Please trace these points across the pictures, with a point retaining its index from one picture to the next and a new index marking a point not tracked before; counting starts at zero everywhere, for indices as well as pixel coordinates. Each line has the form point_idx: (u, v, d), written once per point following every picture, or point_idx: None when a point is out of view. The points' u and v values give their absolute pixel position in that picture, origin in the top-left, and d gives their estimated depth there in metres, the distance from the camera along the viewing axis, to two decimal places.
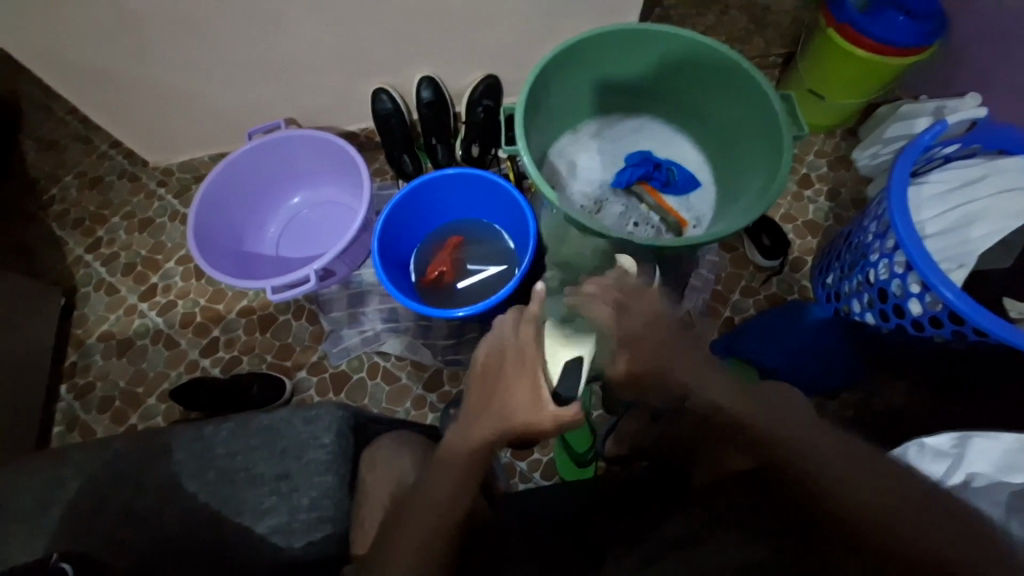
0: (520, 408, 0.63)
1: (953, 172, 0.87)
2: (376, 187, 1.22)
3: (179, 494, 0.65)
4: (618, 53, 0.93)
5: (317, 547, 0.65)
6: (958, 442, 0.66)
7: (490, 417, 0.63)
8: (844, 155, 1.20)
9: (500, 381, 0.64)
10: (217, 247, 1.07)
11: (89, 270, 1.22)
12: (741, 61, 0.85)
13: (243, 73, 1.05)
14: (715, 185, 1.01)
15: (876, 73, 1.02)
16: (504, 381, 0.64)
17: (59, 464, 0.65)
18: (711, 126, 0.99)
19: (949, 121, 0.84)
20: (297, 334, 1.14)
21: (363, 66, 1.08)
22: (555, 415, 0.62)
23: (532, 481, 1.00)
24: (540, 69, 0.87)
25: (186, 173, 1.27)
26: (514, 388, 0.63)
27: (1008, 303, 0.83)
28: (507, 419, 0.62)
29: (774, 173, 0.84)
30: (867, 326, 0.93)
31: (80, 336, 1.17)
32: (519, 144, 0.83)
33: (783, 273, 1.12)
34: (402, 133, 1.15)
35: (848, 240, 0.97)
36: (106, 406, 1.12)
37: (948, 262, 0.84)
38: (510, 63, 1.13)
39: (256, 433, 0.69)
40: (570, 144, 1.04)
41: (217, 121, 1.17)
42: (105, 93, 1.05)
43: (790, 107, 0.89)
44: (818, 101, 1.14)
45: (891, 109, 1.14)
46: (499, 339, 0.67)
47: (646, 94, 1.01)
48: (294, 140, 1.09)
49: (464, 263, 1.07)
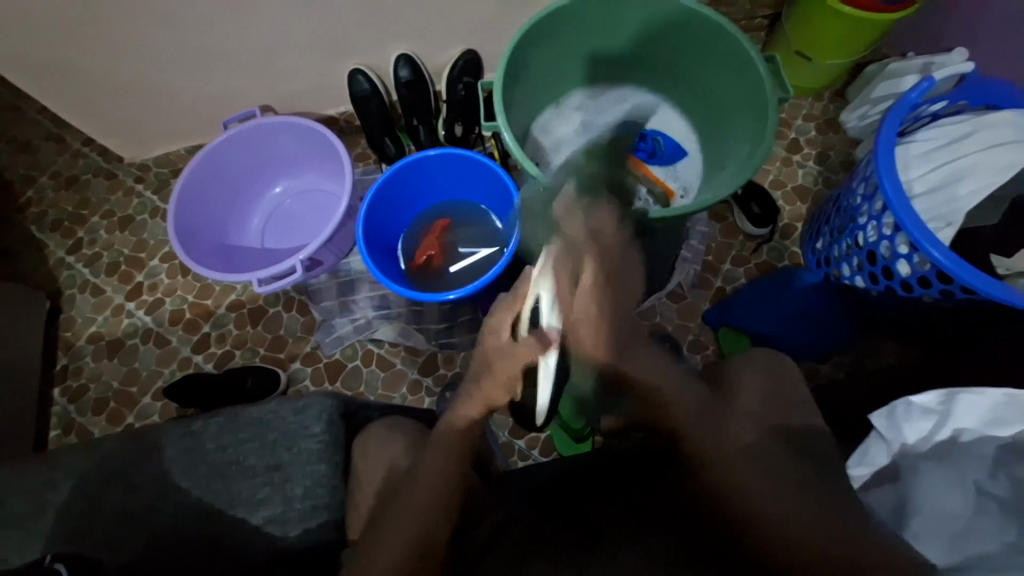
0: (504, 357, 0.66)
1: (940, 130, 0.86)
2: (359, 172, 1.20)
3: (175, 489, 0.65)
4: (597, 23, 0.90)
5: (313, 534, 0.66)
6: (945, 398, 0.66)
7: (479, 387, 0.67)
8: (834, 117, 1.18)
9: (484, 354, 0.69)
10: (201, 243, 1.05)
11: (72, 271, 1.20)
12: (722, 22, 0.83)
13: (211, 61, 1.01)
14: (702, 153, 0.99)
15: (863, 30, 0.99)
16: (489, 355, 0.68)
17: (52, 467, 0.64)
18: (695, 93, 0.97)
19: (937, 78, 0.82)
20: (289, 326, 1.14)
21: (336, 47, 1.05)
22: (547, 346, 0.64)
23: (531, 458, 1.01)
24: (516, 40, 0.84)
25: (162, 168, 1.24)
26: (495, 358, 0.67)
27: (995, 259, 0.83)
28: (500, 386, 0.66)
29: (758, 139, 0.83)
30: (857, 290, 0.93)
31: (69, 339, 1.16)
32: (498, 121, 0.81)
33: (773, 241, 1.12)
34: (382, 115, 1.12)
35: (837, 203, 0.96)
36: (101, 407, 1.12)
37: (936, 221, 0.84)
38: (488, 36, 1.10)
39: (246, 425, 0.69)
40: (553, 118, 1.02)
41: (190, 112, 1.14)
42: (71, 91, 1.01)
43: (774, 68, 0.87)
44: (806, 63, 1.12)
45: (879, 67, 1.11)
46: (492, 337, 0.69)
47: (628, 62, 0.98)
48: (269, 127, 1.05)
49: (453, 246, 1.06)
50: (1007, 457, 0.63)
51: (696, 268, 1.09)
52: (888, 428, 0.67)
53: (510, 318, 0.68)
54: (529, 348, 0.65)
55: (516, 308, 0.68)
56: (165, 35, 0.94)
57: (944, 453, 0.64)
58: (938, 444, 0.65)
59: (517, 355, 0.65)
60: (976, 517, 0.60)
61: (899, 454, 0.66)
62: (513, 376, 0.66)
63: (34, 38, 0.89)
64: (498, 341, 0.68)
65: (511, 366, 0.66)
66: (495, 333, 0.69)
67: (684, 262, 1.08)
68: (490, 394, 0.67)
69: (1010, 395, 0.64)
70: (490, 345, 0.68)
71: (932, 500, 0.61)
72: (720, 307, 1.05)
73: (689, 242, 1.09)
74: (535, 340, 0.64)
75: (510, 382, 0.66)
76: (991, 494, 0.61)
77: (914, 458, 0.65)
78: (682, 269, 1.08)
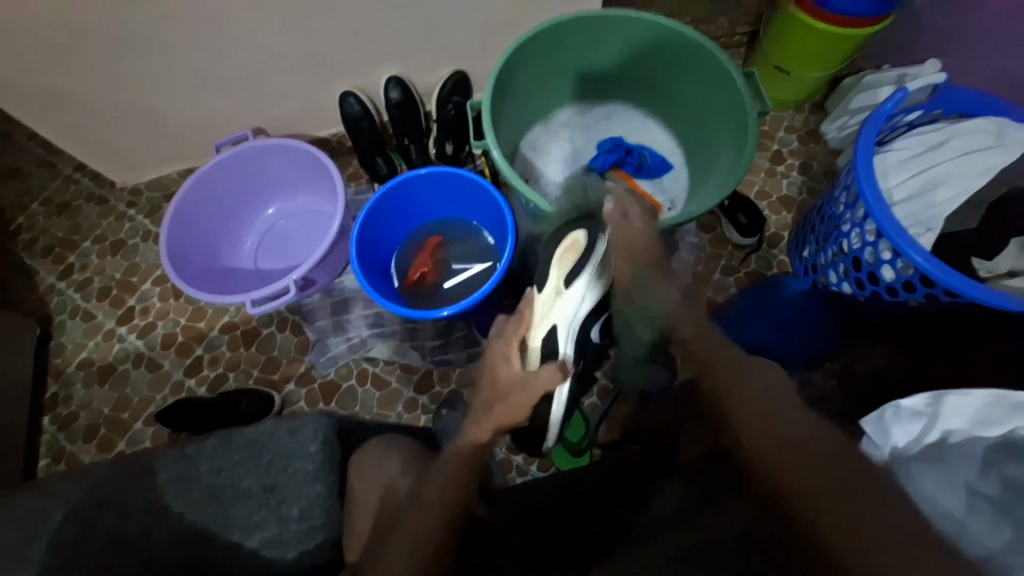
0: (518, 386, 0.66)
1: (916, 138, 0.89)
2: (352, 192, 1.21)
3: (169, 515, 0.64)
4: (581, 43, 0.93)
5: (309, 557, 0.66)
6: (932, 401, 0.68)
7: (494, 416, 0.66)
8: (814, 128, 1.22)
9: (496, 383, 0.68)
10: (194, 265, 1.06)
11: (63, 297, 1.19)
12: (701, 40, 0.86)
13: (204, 86, 1.03)
14: (687, 166, 1.02)
15: (838, 45, 1.03)
16: (501, 384, 0.67)
17: (42, 496, 0.63)
18: (678, 108, 1.00)
19: (910, 89, 0.85)
20: (283, 347, 1.13)
21: (327, 70, 1.07)
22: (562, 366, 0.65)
23: (529, 474, 1.01)
24: (504, 61, 0.86)
25: (155, 192, 1.25)
26: (512, 388, 0.66)
27: (976, 262, 0.85)
28: (516, 415, 0.66)
29: (741, 150, 0.85)
30: (845, 296, 0.95)
31: (59, 365, 1.15)
32: (488, 139, 0.82)
33: (761, 250, 1.14)
34: (373, 136, 1.13)
35: (821, 211, 0.99)
36: (92, 434, 1.10)
37: (917, 226, 0.86)
38: (477, 57, 1.13)
39: (241, 447, 0.69)
40: (541, 135, 1.05)
41: (183, 136, 1.15)
42: (65, 119, 1.03)
43: (754, 83, 0.90)
44: (784, 77, 1.15)
45: (854, 80, 1.16)
46: (502, 367, 0.69)
47: (612, 80, 1.01)
48: (262, 149, 1.07)
49: (447, 263, 1.07)
50: (996, 456, 0.64)
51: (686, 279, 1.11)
52: (876, 433, 0.69)
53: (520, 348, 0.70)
54: (551, 376, 0.65)
55: (523, 332, 0.71)
56: (160, 62, 0.96)
57: (934, 453, 0.65)
58: (928, 445, 0.66)
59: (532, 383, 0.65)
60: (969, 517, 0.60)
61: (889, 456, 0.67)
62: (526, 405, 0.66)
63: (29, 67, 0.90)
64: (512, 371, 0.68)
65: (524, 397, 0.66)
66: (505, 361, 0.69)
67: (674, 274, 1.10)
68: (502, 418, 0.66)
69: (995, 396, 0.67)
70: (503, 376, 0.68)
71: (926, 502, 0.61)
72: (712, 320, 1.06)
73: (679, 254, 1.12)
74: (554, 366, 0.65)
75: (526, 408, 0.66)
76: (982, 494, 0.61)
77: (904, 460, 0.65)
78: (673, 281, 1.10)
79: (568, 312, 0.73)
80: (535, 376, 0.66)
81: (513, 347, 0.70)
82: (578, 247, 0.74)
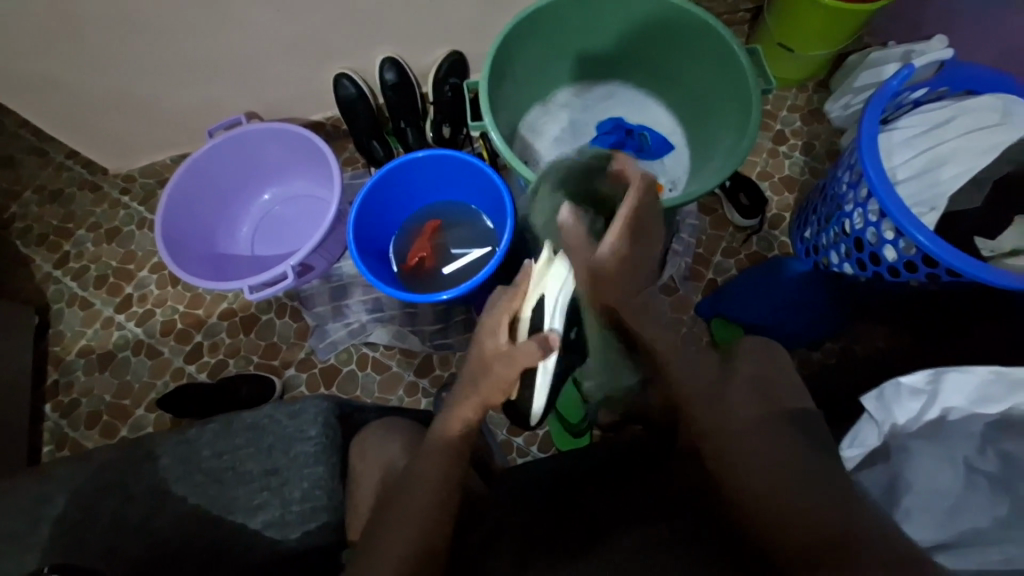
0: (501, 362, 0.63)
1: (921, 116, 0.88)
2: (348, 176, 1.20)
3: (172, 499, 0.65)
4: (580, 20, 0.91)
5: (313, 538, 0.66)
6: (933, 379, 0.66)
7: (481, 394, 0.65)
8: (818, 107, 1.20)
9: (480, 360, 0.65)
10: (190, 252, 1.04)
11: (60, 286, 1.18)
12: (704, 15, 0.83)
13: (195, 69, 1.01)
14: (688, 147, 1.00)
15: (843, 21, 1.01)
16: (484, 359, 0.64)
17: (43, 483, 0.63)
18: (680, 87, 0.98)
19: (916, 65, 0.83)
20: (282, 333, 1.13)
21: (321, 51, 1.04)
22: (543, 342, 0.61)
23: (530, 455, 1.02)
24: (501, 39, 0.84)
25: (148, 178, 1.23)
26: (492, 364, 0.63)
27: (979, 242, 0.84)
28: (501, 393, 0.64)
29: (743, 130, 0.83)
30: (846, 277, 0.94)
31: (59, 353, 1.14)
32: (485, 119, 0.81)
33: (762, 232, 1.13)
34: (369, 118, 1.11)
35: (824, 192, 0.98)
36: (94, 421, 1.10)
37: (919, 206, 0.85)
38: (473, 36, 1.10)
39: (242, 431, 0.69)
40: (540, 116, 1.03)
41: (175, 121, 1.13)
42: (53, 104, 1.00)
43: (757, 61, 0.88)
44: (788, 54, 1.13)
45: (859, 58, 1.13)
46: (490, 343, 0.64)
47: (612, 59, 0.99)
48: (256, 133, 1.05)
49: (445, 248, 1.06)
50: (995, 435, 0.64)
51: (686, 261, 1.10)
52: (878, 411, 0.66)
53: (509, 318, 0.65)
54: (529, 353, 0.61)
55: (515, 306, 0.65)
56: (150, 44, 0.93)
57: (934, 432, 0.65)
58: (929, 423, 0.66)
59: (512, 359, 0.62)
60: (967, 492, 0.62)
61: (888, 435, 0.66)
62: (509, 381, 0.63)
63: (15, 50, 0.88)
64: (497, 345, 0.64)
65: (506, 372, 0.63)
66: (492, 335, 0.65)
67: (674, 256, 1.09)
68: (487, 397, 0.64)
69: (996, 372, 0.65)
70: (487, 348, 0.64)
71: (926, 479, 0.62)
72: (712, 299, 1.06)
73: (679, 236, 1.11)
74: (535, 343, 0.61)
75: (509, 385, 0.64)
76: (980, 470, 0.63)
77: (903, 438, 0.65)
78: (672, 263, 1.09)
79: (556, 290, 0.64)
80: (516, 351, 0.62)
81: (500, 318, 0.65)
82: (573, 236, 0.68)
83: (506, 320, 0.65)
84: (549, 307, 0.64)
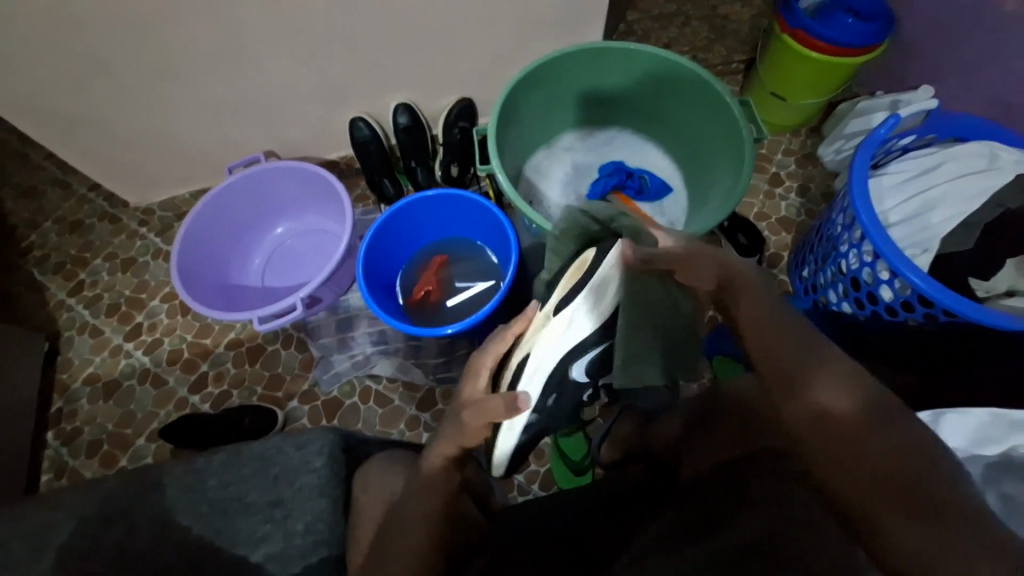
0: (471, 410, 0.62)
1: (910, 163, 0.92)
2: (359, 213, 1.24)
3: (174, 528, 0.65)
4: (584, 70, 0.96)
5: (313, 572, 0.66)
6: (933, 419, 0.69)
7: (458, 437, 0.63)
8: (811, 152, 1.25)
9: (458, 405, 0.65)
10: (203, 283, 1.07)
11: (72, 313, 1.21)
12: (699, 71, 0.89)
13: (222, 110, 1.07)
14: (686, 189, 1.04)
15: (832, 73, 1.07)
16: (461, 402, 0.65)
17: (49, 510, 0.63)
18: (677, 133, 1.03)
19: (902, 115, 0.87)
20: (287, 364, 1.14)
21: (339, 96, 1.11)
22: (508, 402, 0.59)
23: (531, 493, 1.00)
24: (509, 89, 0.90)
25: (167, 212, 1.28)
26: (465, 410, 0.62)
27: (974, 282, 0.85)
28: (477, 435, 0.62)
29: (738, 174, 0.87)
30: (845, 315, 0.97)
31: (65, 381, 1.16)
32: (493, 162, 0.85)
33: (761, 271, 1.15)
34: (381, 158, 1.17)
35: (819, 233, 1.01)
36: (95, 450, 1.10)
37: (913, 247, 0.88)
38: (483, 84, 1.17)
39: (248, 461, 0.70)
40: (545, 158, 1.08)
41: (197, 158, 1.19)
42: (85, 140, 1.06)
43: (749, 111, 0.93)
44: (781, 103, 1.19)
45: (850, 106, 1.19)
46: (473, 386, 0.66)
47: (614, 106, 1.05)
48: (274, 171, 1.10)
49: (451, 281, 1.09)
50: (994, 474, 0.64)
51: None
52: None
53: (490, 361, 0.66)
54: (495, 411, 0.60)
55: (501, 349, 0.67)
56: (181, 88, 1.00)
57: None
58: None
59: (482, 407, 0.60)
60: None
61: None
62: (477, 431, 0.61)
63: (58, 91, 0.95)
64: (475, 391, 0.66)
65: (476, 421, 0.61)
66: (475, 377, 0.67)
67: None
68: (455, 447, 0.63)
69: (994, 414, 0.68)
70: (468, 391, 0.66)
71: None
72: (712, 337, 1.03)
73: None
74: (503, 398, 0.59)
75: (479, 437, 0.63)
76: None
77: None
78: None
79: (552, 344, 0.63)
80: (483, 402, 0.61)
81: (484, 363, 0.67)
82: (585, 265, 0.66)
83: (490, 364, 0.67)
84: (535, 364, 0.63)
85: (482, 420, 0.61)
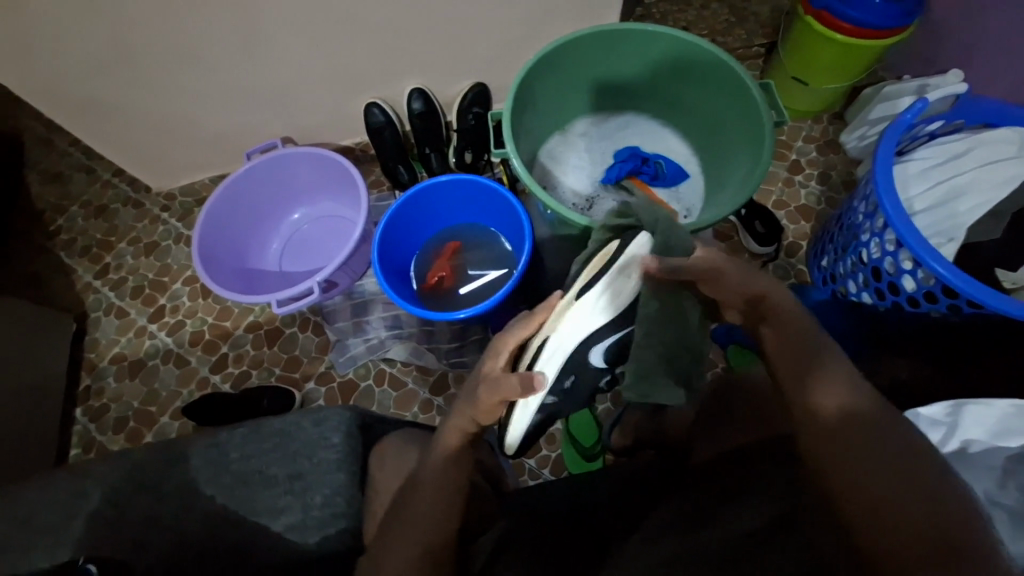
0: (486, 388, 0.61)
1: (938, 149, 0.89)
2: (374, 198, 1.25)
3: (200, 498, 0.67)
4: (599, 53, 0.95)
5: (331, 542, 0.68)
6: (952, 411, 0.68)
7: (472, 413, 0.62)
8: (833, 138, 1.21)
9: (474, 381, 0.64)
10: (223, 267, 1.10)
11: (98, 295, 1.25)
12: (718, 53, 0.87)
13: (239, 97, 1.09)
14: (703, 175, 1.02)
15: (858, 56, 1.03)
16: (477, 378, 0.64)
17: (81, 478, 0.66)
18: (695, 118, 1.01)
19: (930, 99, 0.84)
20: (304, 347, 1.17)
21: (354, 82, 1.12)
22: (522, 383, 0.58)
23: (541, 478, 1.02)
24: (524, 73, 0.89)
25: (188, 197, 1.31)
26: (478, 388, 0.62)
27: (1001, 273, 0.83)
28: (489, 413, 0.62)
29: (757, 159, 0.86)
30: (865, 305, 0.95)
31: (93, 360, 1.20)
32: (508, 148, 0.85)
33: (779, 260, 1.13)
34: (396, 144, 1.17)
35: (840, 221, 0.99)
36: (121, 427, 1.15)
37: (937, 237, 0.86)
38: (497, 69, 1.16)
39: (269, 436, 0.72)
40: (559, 144, 1.07)
41: (217, 145, 1.21)
42: (109, 125, 1.09)
43: (770, 95, 0.91)
44: (802, 88, 1.16)
45: (875, 90, 1.15)
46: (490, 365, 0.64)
47: (629, 91, 1.03)
48: (291, 157, 1.12)
49: (464, 268, 1.10)
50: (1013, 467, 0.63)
51: None
52: None
53: (514, 345, 0.63)
54: (511, 389, 0.59)
55: (524, 334, 0.63)
56: (200, 74, 1.02)
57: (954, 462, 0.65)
58: (947, 455, 0.66)
59: (496, 385, 0.60)
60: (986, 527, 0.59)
61: None
62: (491, 408, 0.61)
63: (82, 78, 0.97)
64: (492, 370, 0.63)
65: (491, 398, 0.60)
66: (494, 356, 0.65)
67: None
68: (465, 424, 0.64)
69: (1016, 405, 0.66)
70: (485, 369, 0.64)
71: None
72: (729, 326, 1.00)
73: None
74: (518, 380, 0.59)
75: (492, 412, 0.62)
76: (1001, 504, 0.61)
77: None
78: None
79: (570, 331, 0.61)
80: (499, 383, 0.60)
81: (505, 344, 0.64)
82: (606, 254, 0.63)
83: (512, 347, 0.64)
84: (553, 350, 0.61)
85: (495, 400, 0.60)
